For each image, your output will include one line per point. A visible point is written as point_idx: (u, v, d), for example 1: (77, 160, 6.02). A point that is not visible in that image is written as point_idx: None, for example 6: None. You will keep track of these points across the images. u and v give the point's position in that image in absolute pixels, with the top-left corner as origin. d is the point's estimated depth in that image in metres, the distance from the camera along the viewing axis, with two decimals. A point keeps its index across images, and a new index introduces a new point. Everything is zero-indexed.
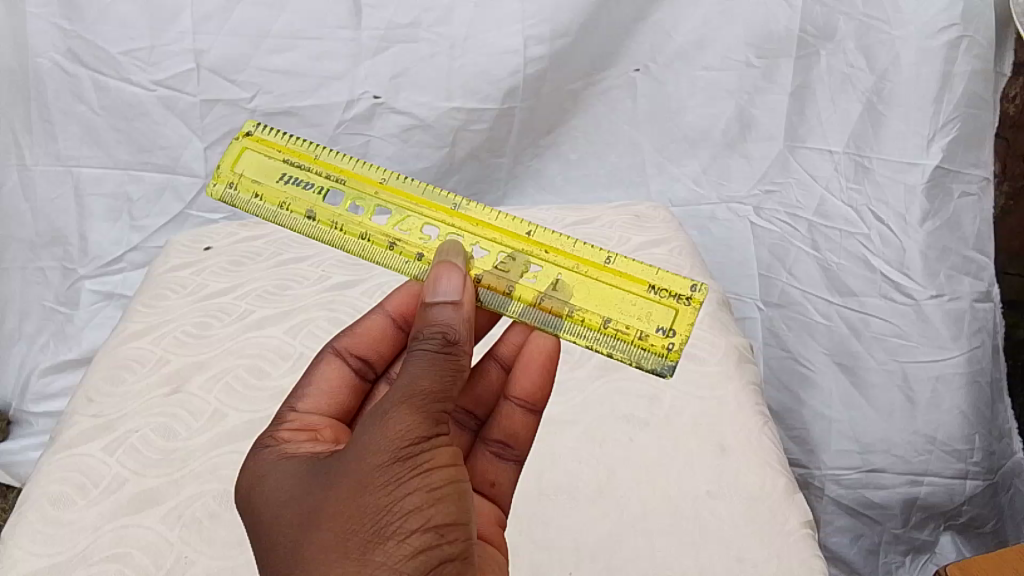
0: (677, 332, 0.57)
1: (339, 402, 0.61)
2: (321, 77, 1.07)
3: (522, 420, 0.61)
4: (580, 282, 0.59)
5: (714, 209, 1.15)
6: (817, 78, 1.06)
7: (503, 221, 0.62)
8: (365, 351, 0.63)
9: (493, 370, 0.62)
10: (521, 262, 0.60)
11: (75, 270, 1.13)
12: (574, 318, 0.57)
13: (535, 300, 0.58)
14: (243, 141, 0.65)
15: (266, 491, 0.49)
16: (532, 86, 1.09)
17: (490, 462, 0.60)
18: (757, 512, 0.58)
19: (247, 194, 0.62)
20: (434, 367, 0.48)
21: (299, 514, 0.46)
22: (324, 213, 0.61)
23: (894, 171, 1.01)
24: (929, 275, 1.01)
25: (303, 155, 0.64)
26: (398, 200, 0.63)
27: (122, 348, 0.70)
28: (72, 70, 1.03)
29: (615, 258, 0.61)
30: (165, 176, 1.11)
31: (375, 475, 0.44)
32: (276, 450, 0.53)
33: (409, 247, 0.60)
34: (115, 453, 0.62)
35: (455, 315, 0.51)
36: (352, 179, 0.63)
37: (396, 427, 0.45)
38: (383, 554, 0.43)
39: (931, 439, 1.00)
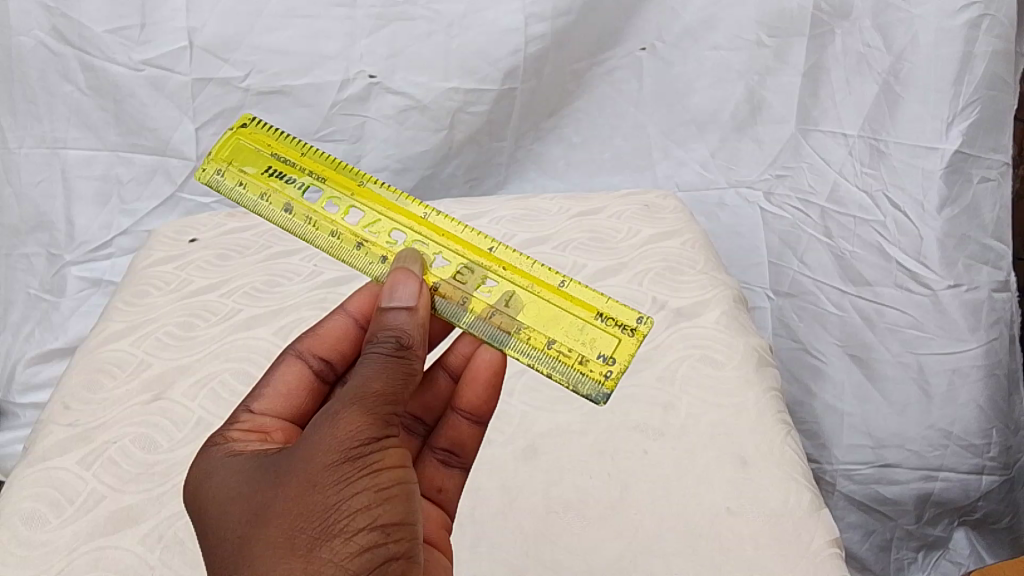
0: (616, 362, 0.53)
1: (294, 404, 0.56)
2: (315, 56, 1.02)
3: (468, 431, 0.57)
4: (532, 300, 0.56)
5: (722, 195, 1.11)
6: (832, 58, 1.01)
7: (468, 234, 0.60)
8: (327, 351, 0.58)
9: (442, 380, 0.59)
10: (478, 275, 0.58)
11: (61, 255, 1.08)
12: (520, 335, 0.54)
13: (486, 314, 0.55)
14: (240, 131, 0.66)
15: (209, 489, 0.47)
16: (533, 65, 1.04)
17: (436, 469, 0.56)
18: (782, 532, 0.54)
19: (231, 181, 0.62)
20: (387, 369, 0.47)
21: (243, 512, 0.44)
22: (300, 208, 0.60)
23: (911, 156, 0.97)
24: (947, 264, 0.97)
25: (291, 153, 0.64)
26: (372, 203, 0.61)
27: (101, 350, 0.67)
28: (58, 49, 0.99)
29: (570, 283, 0.57)
30: (155, 158, 1.06)
31: (325, 473, 0.42)
32: (224, 447, 0.50)
33: (376, 248, 0.59)
34: (91, 467, 0.58)
35: (410, 321, 0.50)
36: (332, 179, 0.62)
37: (347, 426, 0.44)
38: (328, 552, 0.41)
39: (946, 433, 0.96)
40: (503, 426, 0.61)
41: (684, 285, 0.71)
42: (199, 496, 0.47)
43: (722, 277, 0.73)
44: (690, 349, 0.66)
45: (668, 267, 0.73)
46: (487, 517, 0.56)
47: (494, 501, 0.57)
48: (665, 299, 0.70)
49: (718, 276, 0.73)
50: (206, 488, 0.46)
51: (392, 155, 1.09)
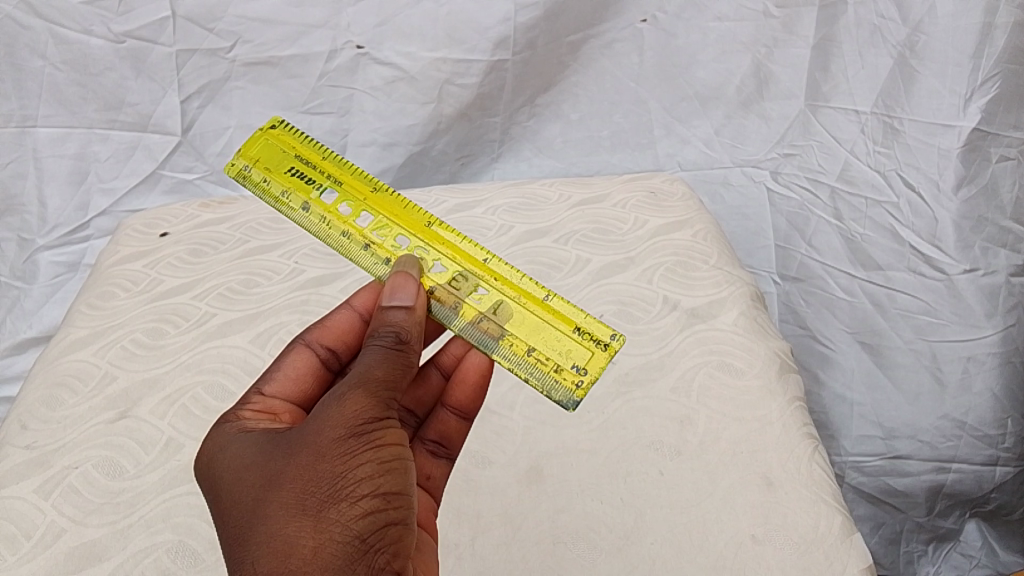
0: (589, 373, 0.48)
1: (304, 391, 0.51)
2: (300, 26, 0.96)
3: (455, 426, 0.54)
4: (518, 310, 0.51)
5: (727, 174, 1.06)
6: (843, 31, 0.95)
7: (468, 245, 0.55)
8: (335, 341, 0.53)
9: (433, 377, 0.55)
10: (472, 282, 0.53)
11: (33, 240, 1.01)
12: (505, 343, 0.49)
13: (475, 319, 0.51)
14: (266, 132, 0.61)
15: (216, 467, 0.43)
16: (525, 36, 0.98)
17: (423, 457, 0.53)
18: (812, 562, 0.49)
19: (257, 179, 0.57)
20: (387, 357, 0.43)
21: (249, 484, 0.40)
22: (317, 208, 0.55)
23: (927, 134, 0.92)
24: (963, 247, 0.92)
25: (312, 153, 0.59)
26: (386, 207, 0.56)
27: (63, 361, 0.62)
28: (26, 21, 0.90)
29: (554, 296, 0.53)
30: (135, 134, 1.00)
31: (331, 444, 0.39)
32: (235, 422, 0.46)
33: (381, 250, 0.54)
34: (50, 496, 0.53)
35: (409, 320, 0.46)
36: (350, 182, 0.57)
37: (352, 403, 0.40)
38: (335, 516, 0.37)
39: (960, 423, 0.90)
40: (504, 446, 0.57)
41: (698, 282, 0.67)
42: (207, 478, 0.43)
43: (737, 272, 0.69)
44: (707, 356, 0.61)
45: (680, 261, 0.69)
46: (491, 547, 0.51)
47: (495, 530, 0.52)
48: (678, 297, 0.66)
49: (733, 271, 0.69)
50: (212, 466, 0.43)
51: (379, 130, 1.03)
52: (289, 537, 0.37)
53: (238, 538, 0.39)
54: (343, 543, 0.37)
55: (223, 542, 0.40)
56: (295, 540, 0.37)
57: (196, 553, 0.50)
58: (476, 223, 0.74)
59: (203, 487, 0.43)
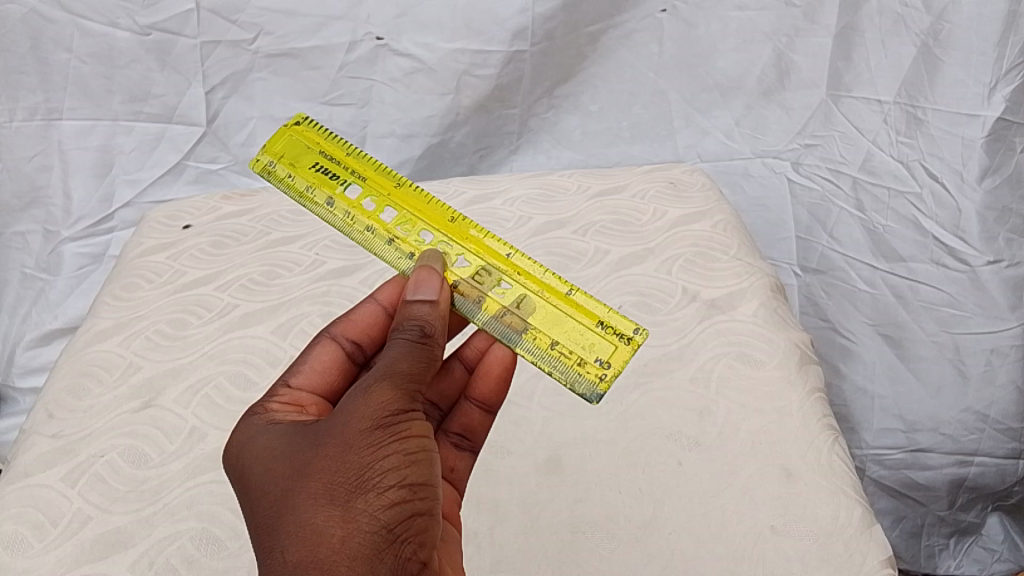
0: (612, 366, 0.49)
1: (329, 383, 0.52)
2: (321, 17, 0.96)
3: (479, 418, 0.54)
4: (542, 304, 0.51)
5: (747, 165, 1.05)
6: (866, 19, 0.94)
7: (491, 240, 0.55)
8: (359, 334, 0.54)
9: (457, 370, 0.55)
10: (495, 276, 0.53)
11: (58, 232, 1.02)
12: (529, 336, 0.50)
13: (499, 313, 0.51)
14: (291, 128, 0.61)
15: (244, 458, 0.43)
16: (543, 27, 0.98)
17: (447, 450, 0.53)
18: (832, 553, 0.49)
19: (281, 174, 0.58)
20: (412, 351, 0.44)
21: (277, 474, 0.41)
22: (341, 203, 0.56)
23: (950, 124, 0.91)
24: (987, 239, 0.91)
25: (336, 149, 0.59)
26: (409, 202, 0.56)
27: (89, 351, 0.63)
28: (51, 15, 0.92)
29: (576, 290, 0.53)
30: (159, 125, 1.01)
31: (358, 436, 0.39)
32: (262, 414, 0.46)
33: (405, 245, 0.54)
34: (76, 484, 0.54)
35: (433, 314, 0.46)
36: (373, 177, 0.57)
37: (378, 395, 0.41)
38: (362, 507, 0.38)
39: (983, 417, 0.89)
40: (523, 437, 0.57)
41: (718, 273, 0.67)
42: (235, 468, 0.44)
43: (757, 264, 0.68)
44: (727, 347, 0.61)
45: (699, 252, 0.69)
46: (510, 537, 0.52)
47: (514, 520, 0.52)
48: (698, 288, 0.65)
49: (753, 262, 0.68)
50: (240, 456, 0.43)
51: (398, 122, 1.03)
52: (318, 527, 0.37)
53: (267, 527, 0.39)
54: (370, 533, 0.37)
55: (253, 531, 0.40)
56: (323, 530, 0.37)
57: (219, 541, 0.51)
58: (495, 215, 0.75)
59: (231, 477, 0.44)
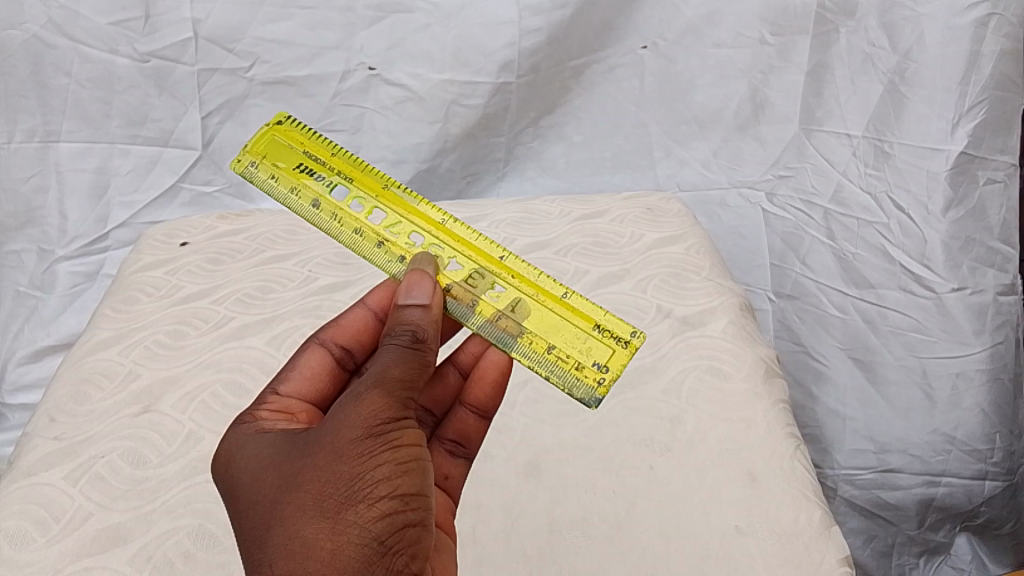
0: (609, 371, 0.52)
1: (318, 390, 0.54)
2: (316, 48, 1.00)
3: (475, 424, 0.56)
4: (536, 307, 0.54)
5: (724, 195, 1.09)
6: (836, 57, 0.98)
7: (482, 242, 0.59)
8: (349, 340, 0.57)
9: (451, 375, 0.58)
10: (487, 279, 0.56)
11: (53, 251, 1.05)
12: (524, 340, 0.53)
13: (493, 317, 0.54)
14: (273, 129, 0.63)
15: (239, 465, 0.46)
16: (529, 60, 1.02)
17: (443, 457, 0.55)
18: (792, 551, 0.52)
19: (264, 175, 0.60)
20: (404, 357, 0.46)
21: (271, 483, 0.43)
22: (327, 205, 0.59)
23: (917, 157, 0.95)
24: (952, 267, 0.95)
25: (322, 151, 0.62)
26: (397, 206, 0.59)
27: (90, 359, 0.65)
28: (53, 41, 0.95)
29: (571, 293, 0.56)
30: (155, 149, 1.04)
31: (349, 446, 0.42)
32: (254, 423, 0.49)
33: (395, 248, 0.57)
34: (77, 483, 0.56)
35: (425, 318, 0.49)
36: (360, 180, 0.60)
37: (369, 405, 0.43)
38: (353, 518, 0.40)
39: (950, 438, 0.92)
40: (505, 442, 0.60)
41: (690, 292, 0.70)
42: (228, 476, 0.46)
43: (728, 284, 0.72)
44: (698, 360, 0.64)
45: (673, 273, 0.72)
46: (488, 535, 0.54)
47: (496, 520, 0.55)
48: (671, 306, 0.69)
49: (724, 282, 0.72)
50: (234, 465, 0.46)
51: (390, 149, 1.07)
52: (308, 539, 0.40)
53: (260, 537, 0.42)
54: (360, 545, 0.40)
55: (247, 539, 0.42)
56: (314, 543, 0.40)
57: (215, 536, 0.53)
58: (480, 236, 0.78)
59: (225, 483, 0.46)
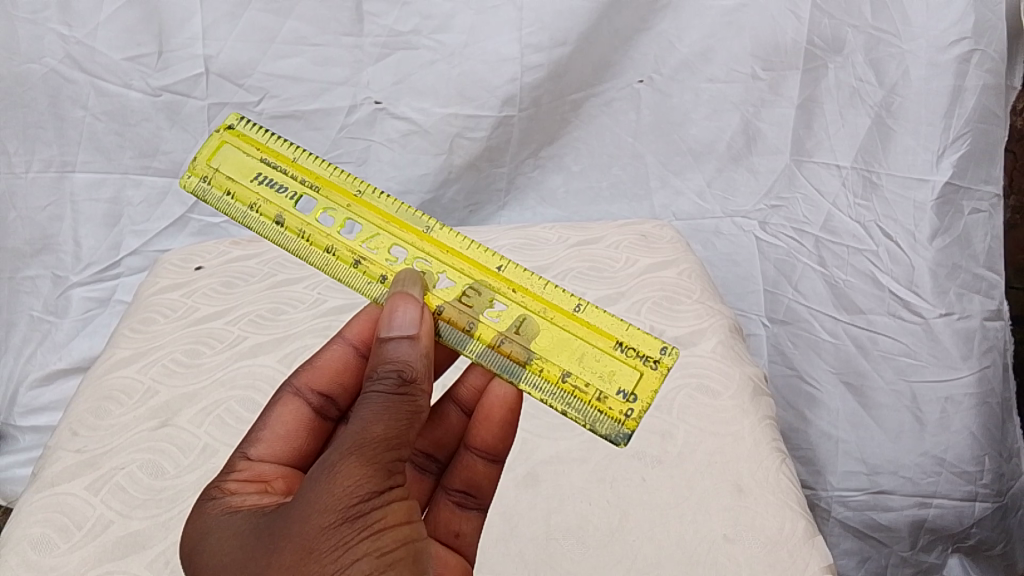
0: (636, 400, 0.53)
1: (294, 447, 0.57)
2: (325, 82, 1.04)
3: (484, 471, 0.57)
4: (544, 327, 0.56)
5: (719, 223, 1.12)
6: (825, 92, 1.02)
7: (474, 252, 0.60)
8: (326, 386, 0.59)
9: (453, 414, 0.60)
10: (486, 296, 0.58)
11: (67, 277, 1.08)
12: (532, 368, 0.54)
13: (495, 341, 0.55)
14: (224, 137, 0.64)
15: (211, 546, 0.45)
16: (531, 94, 1.06)
17: (452, 512, 0.57)
18: (777, 558, 0.55)
19: (219, 192, 0.61)
20: (388, 411, 0.45)
21: (241, 571, 0.43)
22: (293, 221, 0.60)
23: (903, 188, 0.98)
24: (939, 293, 0.97)
25: (282, 157, 0.63)
26: (370, 216, 0.61)
27: (110, 376, 0.68)
28: (71, 75, 0.99)
29: (584, 307, 0.57)
30: (167, 179, 1.08)
31: (322, 537, 0.41)
32: (223, 500, 0.49)
33: (373, 267, 0.58)
34: (99, 493, 0.59)
35: (413, 353, 0.49)
36: (327, 189, 0.61)
37: (344, 483, 0.42)
38: None
39: (940, 460, 0.94)
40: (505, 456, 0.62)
41: (682, 315, 0.73)
42: (194, 558, 0.46)
43: (718, 307, 0.75)
44: (686, 378, 0.67)
45: (666, 296, 0.75)
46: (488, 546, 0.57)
47: (496, 528, 0.58)
48: (663, 327, 0.72)
49: (715, 305, 0.75)
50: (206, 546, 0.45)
51: (394, 177, 1.10)
52: None
53: None
54: None
55: None
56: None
57: None
58: None
59: (192, 563, 0.46)
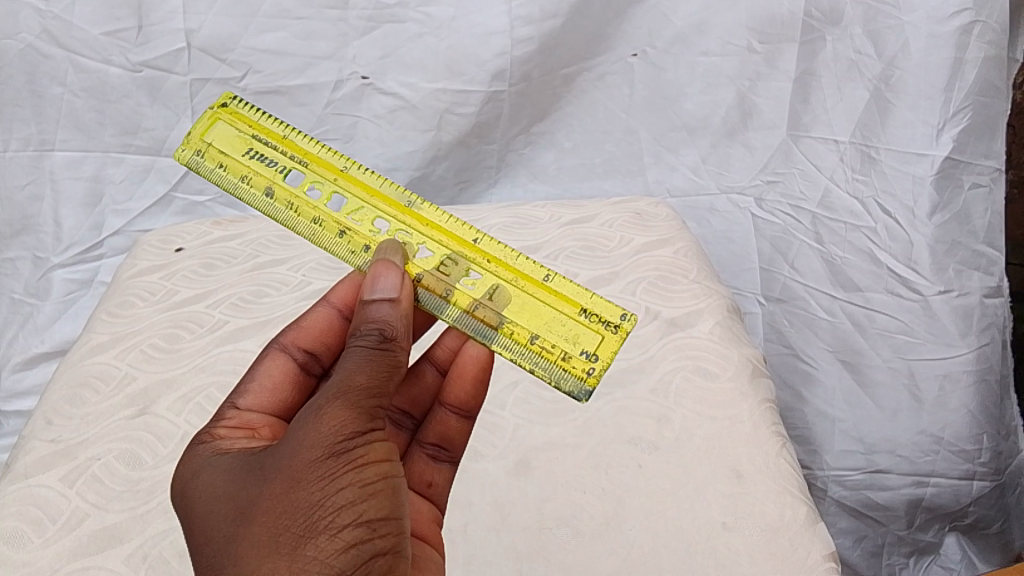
0: (598, 360, 0.52)
1: (280, 401, 0.55)
2: (309, 57, 1.01)
3: (457, 425, 0.57)
4: (516, 295, 0.55)
5: (713, 200, 1.09)
6: (823, 64, 1.00)
7: (453, 224, 0.58)
8: (312, 344, 0.57)
9: (428, 373, 0.59)
10: (462, 265, 0.56)
11: (48, 258, 1.05)
12: (503, 332, 0.53)
13: (470, 307, 0.54)
14: (218, 111, 0.61)
15: (197, 490, 0.44)
16: (521, 69, 1.03)
17: (425, 464, 0.56)
18: (777, 547, 0.53)
19: (210, 165, 0.59)
20: (370, 362, 0.45)
21: (229, 507, 0.42)
22: (281, 193, 0.57)
23: (901, 162, 0.96)
24: (938, 269, 0.95)
25: (271, 132, 0.60)
26: (357, 189, 0.58)
27: (85, 363, 0.66)
28: (47, 51, 0.96)
29: (554, 276, 0.56)
30: (148, 157, 1.05)
31: (307, 469, 0.40)
32: (209, 446, 0.48)
33: (358, 238, 0.56)
34: (74, 484, 0.57)
35: (394, 314, 0.48)
36: (316, 163, 0.59)
37: (330, 422, 0.41)
38: (314, 551, 0.39)
39: (937, 439, 0.93)
40: (495, 441, 0.61)
41: (677, 295, 0.72)
42: (184, 502, 0.45)
43: (715, 286, 0.73)
44: (684, 361, 0.65)
45: (661, 275, 0.74)
46: (481, 534, 0.55)
47: (487, 517, 0.56)
48: (659, 308, 0.70)
49: (711, 285, 0.73)
50: (193, 490, 0.45)
51: (380, 155, 1.07)
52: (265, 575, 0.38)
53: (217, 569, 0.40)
54: None
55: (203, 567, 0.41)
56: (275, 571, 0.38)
57: None
58: None
59: (182, 504, 0.45)
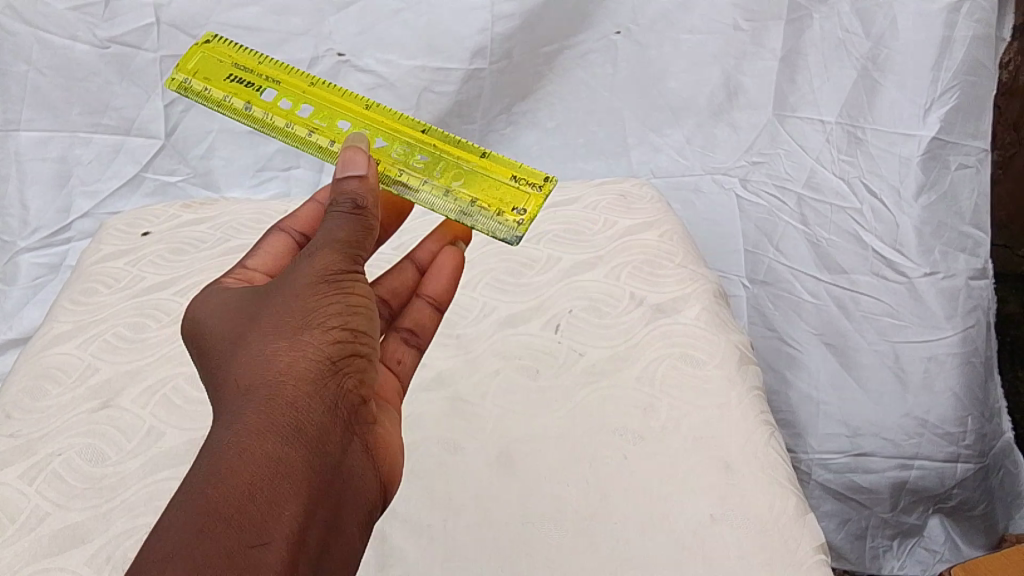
0: (529, 212, 0.55)
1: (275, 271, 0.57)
2: (285, 33, 0.98)
3: (430, 316, 0.61)
4: (466, 172, 0.57)
5: (699, 181, 1.06)
6: (810, 43, 0.98)
7: (407, 120, 0.60)
8: (309, 230, 0.60)
9: (408, 269, 0.63)
10: (413, 149, 0.58)
11: (13, 242, 1.02)
12: (454, 197, 0.55)
13: (421, 182, 0.56)
14: (201, 45, 0.63)
15: (203, 317, 0.47)
16: (503, 45, 1.00)
17: (398, 343, 0.59)
18: (767, 539, 0.52)
19: (191, 88, 0.60)
20: (350, 220, 0.46)
21: (230, 331, 0.44)
22: (256, 105, 0.58)
23: (889, 143, 0.95)
24: (924, 251, 0.95)
25: (246, 60, 0.62)
26: (326, 99, 0.60)
27: (46, 353, 0.64)
28: (12, 27, 0.93)
29: (490, 155, 0.59)
30: (117, 137, 1.01)
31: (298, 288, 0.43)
32: (213, 286, 0.51)
33: (326, 135, 0.57)
34: (33, 482, 0.55)
35: (363, 187, 0.48)
36: (286, 80, 0.61)
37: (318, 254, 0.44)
38: (306, 340, 0.42)
39: (922, 422, 0.91)
40: (476, 432, 0.59)
41: (663, 280, 0.70)
42: (191, 333, 0.48)
43: (702, 271, 0.72)
44: (670, 348, 0.64)
45: (646, 260, 0.72)
46: (461, 530, 0.53)
47: (468, 514, 0.54)
48: (644, 294, 0.69)
49: (697, 269, 0.72)
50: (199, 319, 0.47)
51: None
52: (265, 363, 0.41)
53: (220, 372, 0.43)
54: (314, 363, 0.41)
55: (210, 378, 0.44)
56: (271, 361, 0.41)
57: None
58: None
59: (192, 352, 0.48)
